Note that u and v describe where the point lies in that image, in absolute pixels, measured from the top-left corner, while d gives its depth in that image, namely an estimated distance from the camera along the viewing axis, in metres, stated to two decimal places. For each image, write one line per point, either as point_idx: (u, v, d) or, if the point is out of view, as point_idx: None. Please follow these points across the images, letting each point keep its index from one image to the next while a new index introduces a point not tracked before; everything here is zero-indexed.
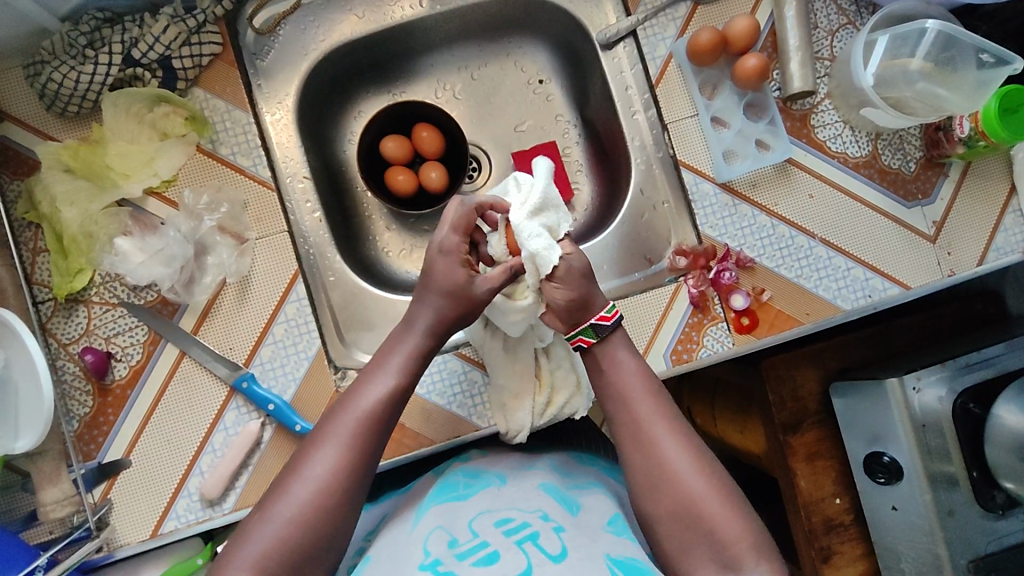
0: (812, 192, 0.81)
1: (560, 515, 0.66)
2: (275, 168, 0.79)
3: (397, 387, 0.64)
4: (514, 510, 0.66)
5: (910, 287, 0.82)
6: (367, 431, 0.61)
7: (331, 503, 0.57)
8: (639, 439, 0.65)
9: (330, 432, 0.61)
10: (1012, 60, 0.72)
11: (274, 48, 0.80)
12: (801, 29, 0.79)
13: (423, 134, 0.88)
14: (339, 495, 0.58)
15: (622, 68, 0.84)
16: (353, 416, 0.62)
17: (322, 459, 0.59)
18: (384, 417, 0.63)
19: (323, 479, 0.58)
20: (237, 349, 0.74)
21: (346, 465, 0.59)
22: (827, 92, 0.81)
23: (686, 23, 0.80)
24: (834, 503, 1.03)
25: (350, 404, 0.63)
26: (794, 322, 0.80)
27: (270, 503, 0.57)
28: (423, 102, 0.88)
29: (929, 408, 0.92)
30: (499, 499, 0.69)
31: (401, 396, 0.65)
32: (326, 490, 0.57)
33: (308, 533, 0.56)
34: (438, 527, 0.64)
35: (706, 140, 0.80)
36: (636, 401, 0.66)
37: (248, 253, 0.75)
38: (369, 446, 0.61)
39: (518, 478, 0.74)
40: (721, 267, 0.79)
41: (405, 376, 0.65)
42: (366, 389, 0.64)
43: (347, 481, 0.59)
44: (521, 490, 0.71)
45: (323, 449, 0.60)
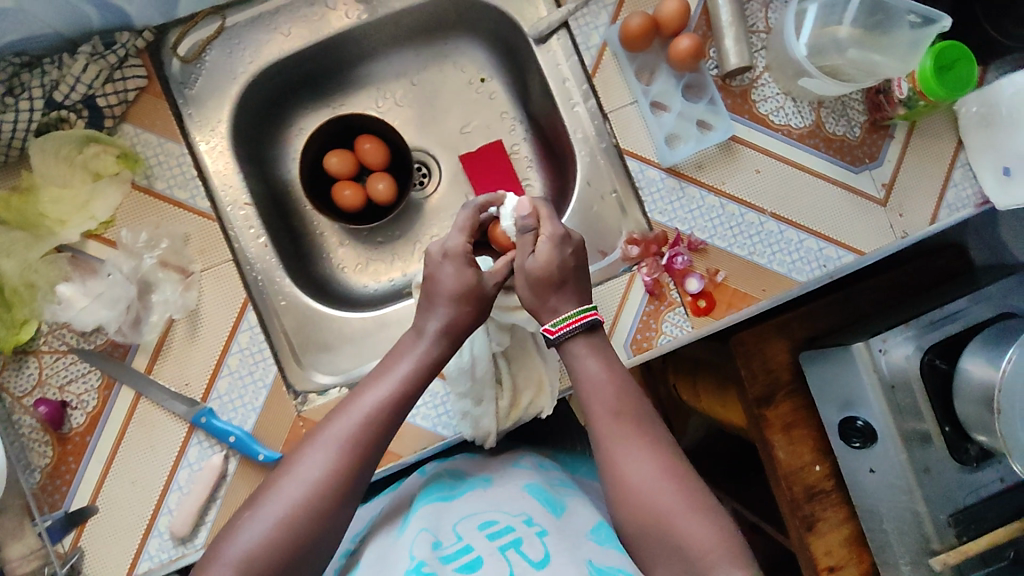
0: (759, 167, 0.80)
1: (545, 520, 0.67)
2: (215, 197, 0.77)
3: (403, 392, 0.65)
4: (498, 513, 0.67)
5: (864, 253, 0.81)
6: (369, 434, 0.62)
7: (322, 506, 0.58)
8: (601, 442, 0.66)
9: (328, 433, 0.62)
10: (939, 18, 0.72)
11: (201, 75, 0.78)
12: (732, 4, 0.78)
13: (366, 146, 0.86)
14: (331, 497, 0.59)
15: (558, 61, 0.82)
16: (352, 420, 0.62)
17: (316, 460, 0.60)
18: (384, 421, 0.63)
19: (317, 479, 0.59)
20: (194, 384, 0.74)
21: (343, 467, 0.60)
22: (765, 65, 0.81)
23: (618, 9, 0.79)
24: (814, 471, 1.04)
25: (352, 406, 0.63)
26: (751, 300, 0.80)
27: (262, 500, 0.59)
28: (362, 114, 0.87)
29: (898, 368, 0.93)
30: (486, 502, 0.70)
31: (406, 401, 0.65)
32: (317, 492, 0.58)
33: (294, 532, 0.57)
34: (424, 529, 0.65)
35: (647, 125, 0.79)
36: (599, 405, 0.68)
37: (194, 287, 0.74)
38: (368, 451, 0.62)
39: (505, 483, 0.75)
40: (673, 252, 0.79)
41: (410, 379, 0.66)
42: (370, 392, 0.64)
43: (339, 485, 0.59)
44: (508, 494, 0.72)
45: (319, 449, 0.60)
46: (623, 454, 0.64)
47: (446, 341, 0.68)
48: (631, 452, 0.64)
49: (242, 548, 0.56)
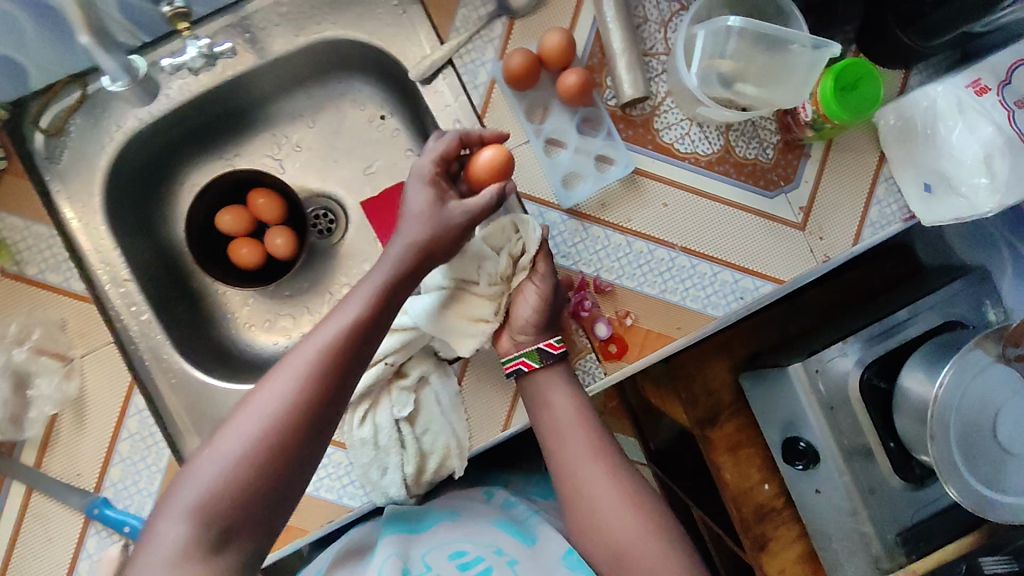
0: (666, 200, 0.76)
1: (513, 550, 0.76)
2: (93, 277, 0.74)
3: (367, 319, 0.62)
4: (468, 543, 0.76)
5: (783, 282, 0.77)
6: (331, 363, 0.59)
7: (281, 447, 0.56)
8: (571, 476, 0.73)
9: (287, 365, 0.59)
10: (826, 45, 0.64)
11: (67, 147, 0.74)
12: (624, 29, 0.73)
13: (259, 201, 0.82)
14: (287, 430, 0.57)
15: (446, 101, 0.76)
16: (313, 349, 0.60)
17: (274, 393, 0.58)
18: (348, 349, 0.60)
19: (274, 412, 0.57)
20: (84, 474, 0.71)
21: (302, 400, 0.58)
22: (667, 90, 0.76)
23: (505, 43, 0.75)
24: (764, 490, 1.01)
25: (312, 336, 0.61)
26: (665, 339, 0.76)
27: (221, 434, 0.57)
28: (251, 170, 0.83)
29: (836, 385, 0.89)
30: (455, 533, 0.78)
31: (372, 332, 0.63)
32: (273, 426, 0.56)
33: (252, 471, 0.55)
34: (395, 554, 0.73)
35: (543, 165, 0.75)
36: (568, 441, 0.74)
37: (76, 374, 0.71)
38: (332, 383, 0.59)
39: (475, 513, 0.83)
40: (580, 297, 0.75)
41: (374, 306, 0.63)
42: (331, 322, 0.62)
43: (296, 421, 0.57)
44: (478, 524, 0.80)
45: (274, 382, 0.58)
46: (592, 487, 0.72)
47: (415, 269, 0.66)
48: (599, 485, 0.72)
49: (196, 492, 0.54)
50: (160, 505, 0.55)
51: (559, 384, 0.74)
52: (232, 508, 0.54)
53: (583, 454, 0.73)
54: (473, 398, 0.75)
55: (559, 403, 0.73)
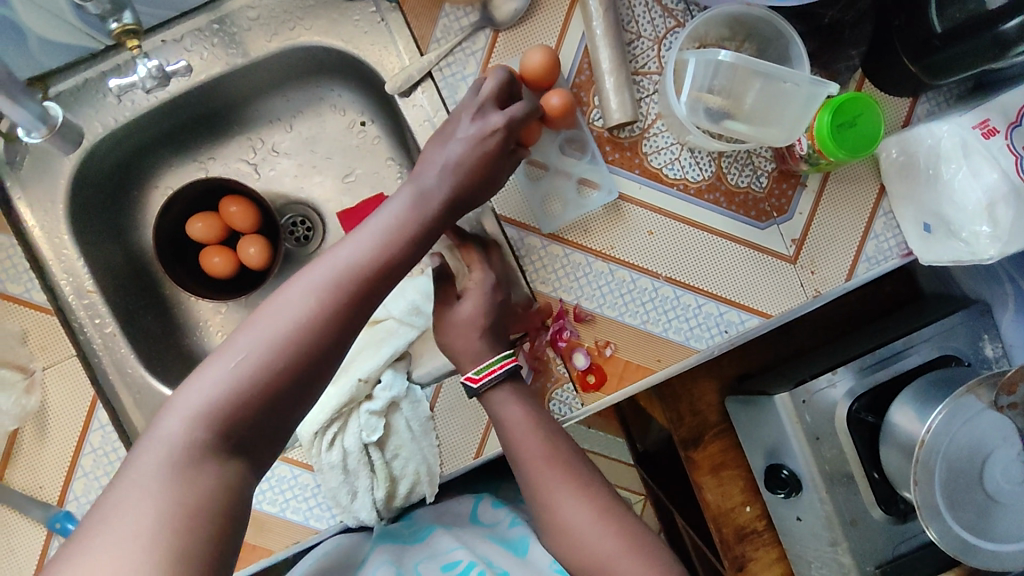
0: (652, 228, 0.72)
1: (505, 562, 0.76)
2: (57, 289, 0.72)
3: (405, 239, 0.58)
4: (463, 551, 0.78)
5: (770, 316, 0.74)
6: (366, 279, 0.54)
7: (302, 364, 0.51)
8: (541, 497, 0.68)
9: (307, 275, 0.54)
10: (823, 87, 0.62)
11: (27, 153, 0.71)
12: (613, 47, 0.68)
13: (231, 209, 0.80)
14: (310, 339, 0.52)
15: (427, 116, 0.73)
16: (338, 263, 0.54)
17: (295, 299, 0.52)
18: (376, 269, 0.55)
19: (297, 318, 0.52)
20: (47, 487, 0.70)
21: (330, 310, 0.53)
22: (659, 111, 0.72)
23: (487, 56, 0.71)
24: (745, 512, 0.99)
25: (334, 253, 0.55)
26: (644, 371, 0.74)
27: (236, 336, 0.52)
28: (221, 177, 0.79)
29: (823, 416, 0.87)
30: (448, 538, 0.80)
31: (408, 252, 0.58)
32: (294, 334, 0.51)
33: (268, 381, 0.50)
34: (387, 562, 0.76)
35: (523, 188, 0.72)
36: (533, 465, 0.68)
37: (38, 387, 0.70)
38: (366, 301, 0.55)
39: (465, 526, 0.84)
40: (558, 325, 0.73)
41: (402, 231, 0.58)
42: (355, 240, 0.56)
43: (321, 334, 0.52)
44: (469, 534, 0.82)
45: (295, 289, 0.53)
46: (566, 507, 0.67)
47: (439, 215, 0.61)
48: (573, 504, 0.67)
49: (204, 395, 0.49)
50: (166, 407, 0.50)
51: (530, 401, 0.70)
52: (243, 410, 0.50)
53: (553, 474, 0.68)
54: (445, 425, 0.73)
55: (517, 423, 0.68)
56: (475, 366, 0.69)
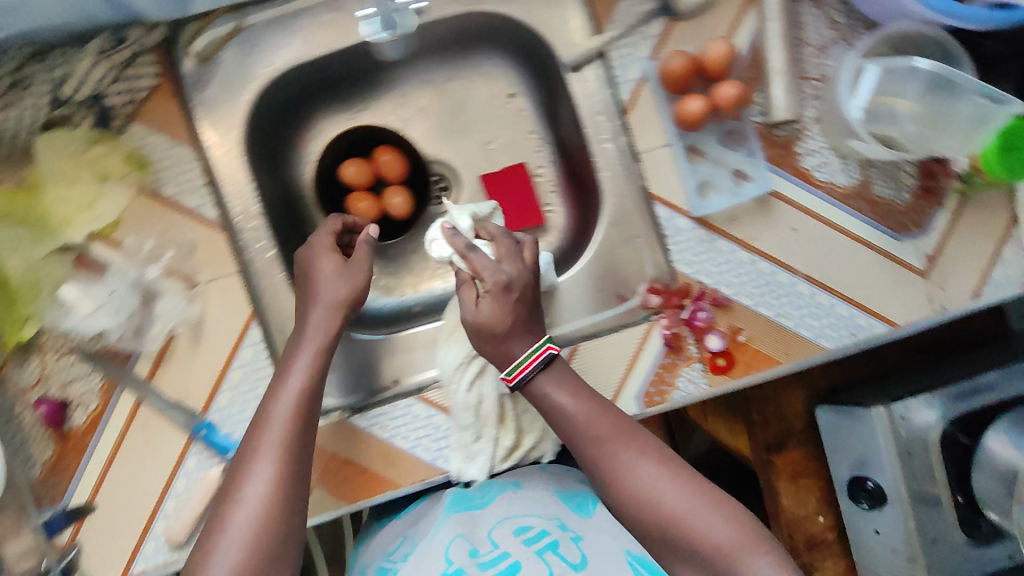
0: (795, 225, 0.76)
1: (573, 521, 0.73)
2: (224, 208, 0.74)
3: (295, 419, 0.65)
4: (532, 516, 0.72)
5: (897, 324, 0.77)
6: (289, 443, 0.64)
7: (262, 538, 0.60)
8: (604, 462, 0.68)
9: (261, 450, 0.63)
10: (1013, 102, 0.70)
11: (215, 76, 0.74)
12: (785, 50, 0.72)
13: (384, 158, 0.84)
14: (275, 542, 0.60)
15: (592, 91, 0.76)
16: (277, 430, 0.64)
17: (258, 477, 0.62)
18: (299, 431, 0.65)
19: (265, 493, 0.61)
20: (194, 395, 0.73)
21: (280, 488, 0.62)
22: (815, 116, 0.75)
23: (661, 41, 0.73)
24: (818, 522, 1.03)
25: (270, 414, 0.65)
26: (772, 362, 0.77)
27: (221, 522, 0.61)
28: (378, 127, 0.85)
29: (917, 434, 0.89)
30: (516, 503, 0.74)
31: (305, 423, 0.66)
32: (258, 542, 0.60)
33: (246, 562, 0.59)
34: (458, 537, 0.70)
35: (679, 170, 0.74)
36: (591, 431, 0.69)
37: (199, 299, 0.73)
38: (296, 452, 0.64)
39: (538, 479, 0.79)
40: (696, 306, 0.76)
41: (310, 386, 0.67)
42: (280, 393, 0.66)
43: (284, 499, 0.62)
44: (540, 493, 0.76)
45: (255, 470, 0.62)
46: (632, 468, 0.67)
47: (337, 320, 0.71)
48: (638, 464, 0.68)
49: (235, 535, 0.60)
50: (196, 568, 0.59)
51: (571, 380, 0.71)
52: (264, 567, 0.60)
53: (613, 439, 0.69)
54: None
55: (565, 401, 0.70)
56: (507, 366, 0.71)
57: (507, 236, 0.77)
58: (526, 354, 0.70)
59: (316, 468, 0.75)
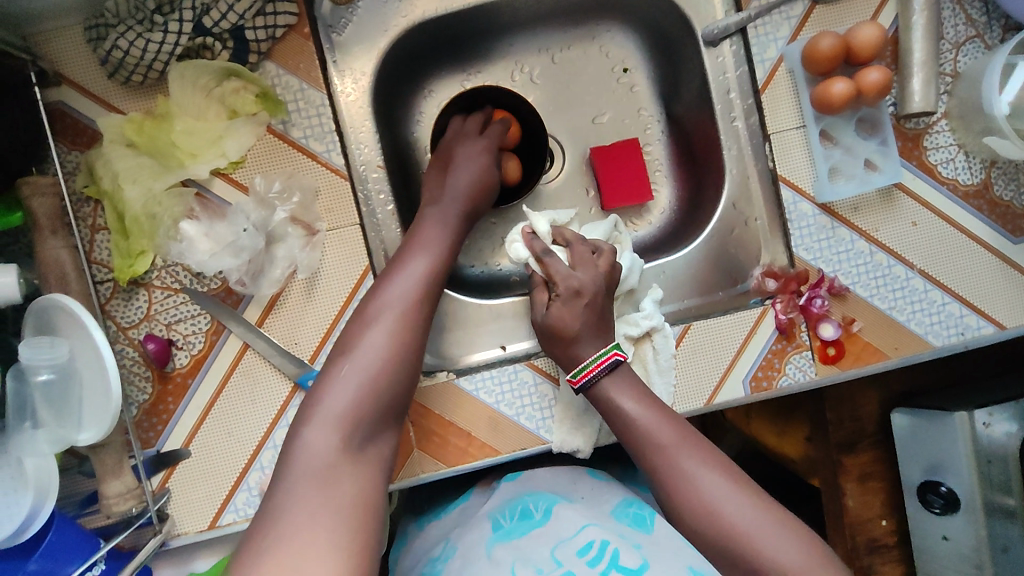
0: (916, 220, 0.75)
1: (635, 536, 0.66)
2: (349, 155, 0.75)
3: (419, 288, 0.66)
4: (594, 530, 0.66)
5: (1005, 327, 0.77)
6: (411, 309, 0.65)
7: (376, 390, 0.61)
8: (666, 470, 0.63)
9: (378, 312, 0.64)
10: None
11: (351, 21, 0.74)
12: (929, 41, 0.71)
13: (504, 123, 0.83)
14: (383, 400, 0.61)
15: (726, 68, 0.77)
16: (397, 297, 0.65)
17: (374, 336, 0.63)
18: (419, 306, 0.66)
19: (378, 351, 0.62)
20: (302, 344, 0.71)
21: (397, 346, 0.63)
22: (945, 110, 0.75)
23: (801, 24, 0.73)
24: (880, 525, 1.03)
25: (390, 284, 0.66)
26: (881, 356, 0.76)
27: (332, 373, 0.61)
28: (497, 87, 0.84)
29: (998, 442, 0.89)
30: (574, 515, 0.68)
31: (427, 293, 0.67)
32: (371, 393, 0.60)
33: (356, 409, 0.59)
34: (517, 560, 0.63)
35: (811, 153, 0.74)
36: (653, 438, 0.64)
37: (318, 246, 0.71)
38: (415, 318, 0.65)
39: (584, 495, 0.73)
40: (813, 293, 0.75)
41: (434, 271, 0.68)
42: (403, 269, 0.67)
43: (400, 357, 0.63)
44: (594, 510, 0.70)
45: (372, 329, 0.63)
46: (695, 479, 0.61)
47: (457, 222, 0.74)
48: (702, 475, 0.61)
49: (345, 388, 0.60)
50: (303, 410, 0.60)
51: (638, 387, 0.68)
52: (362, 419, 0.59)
53: (677, 446, 0.63)
54: (684, 368, 0.75)
55: (631, 405, 0.66)
56: (572, 368, 0.69)
57: (583, 243, 0.76)
58: (592, 358, 0.68)
59: (416, 432, 0.73)
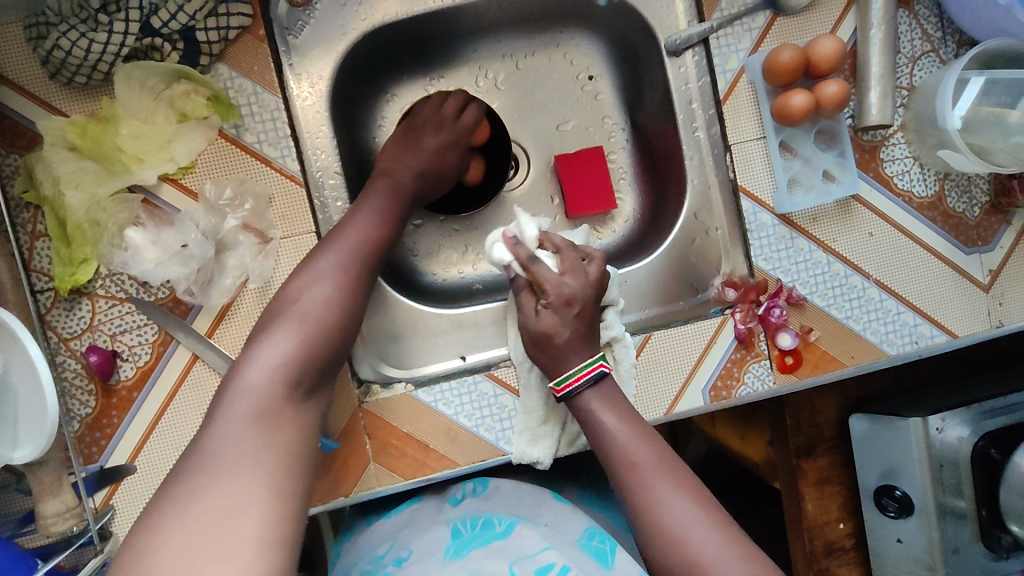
0: (873, 230, 0.76)
1: (593, 571, 0.69)
2: (305, 160, 0.73)
3: (361, 246, 0.67)
4: (552, 557, 0.70)
5: (957, 335, 0.78)
6: (352, 264, 0.66)
7: (311, 342, 0.60)
8: (639, 491, 0.62)
9: (292, 308, 0.61)
10: None
11: (308, 23, 0.73)
12: (885, 55, 0.72)
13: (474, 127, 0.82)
14: (318, 352, 0.61)
15: (688, 79, 0.77)
16: (313, 293, 0.62)
17: (286, 333, 0.60)
18: (336, 300, 0.63)
19: (293, 346, 0.59)
20: None
21: (339, 297, 0.63)
22: (900, 123, 0.76)
23: (762, 36, 0.73)
24: (837, 528, 1.04)
25: (306, 280, 0.63)
26: (837, 364, 0.77)
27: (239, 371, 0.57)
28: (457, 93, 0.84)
29: (949, 446, 0.91)
30: (535, 538, 0.71)
31: (369, 254, 0.68)
32: (305, 343, 0.60)
33: (291, 360, 0.58)
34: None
35: (771, 164, 0.75)
36: (631, 461, 0.64)
37: (272, 254, 0.69)
38: (355, 276, 0.66)
39: (547, 513, 0.75)
40: (771, 303, 0.75)
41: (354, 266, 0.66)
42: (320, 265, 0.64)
43: (332, 320, 0.62)
44: (555, 533, 0.73)
45: (315, 279, 0.63)
46: (666, 505, 0.61)
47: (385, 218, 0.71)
48: (674, 501, 0.61)
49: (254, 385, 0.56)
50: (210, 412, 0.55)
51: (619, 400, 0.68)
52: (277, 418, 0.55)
53: (654, 469, 0.63)
54: (645, 378, 0.75)
55: (614, 424, 0.66)
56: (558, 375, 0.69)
57: (573, 250, 0.75)
58: (579, 367, 0.68)
59: (373, 444, 0.71)
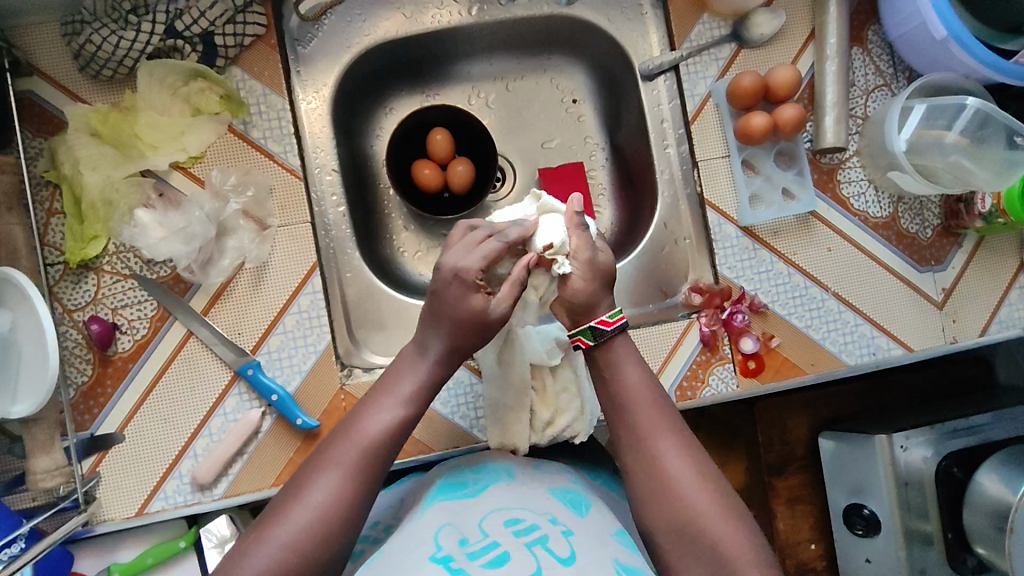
0: (831, 246, 0.81)
1: (567, 517, 0.62)
2: (305, 157, 0.81)
3: (378, 442, 0.60)
4: (523, 509, 0.62)
5: (913, 349, 0.82)
6: (377, 455, 0.60)
7: (306, 549, 0.55)
8: (640, 446, 0.62)
9: (334, 458, 0.59)
10: None
11: (317, 36, 0.82)
12: (839, 85, 0.79)
13: (438, 137, 0.87)
14: (317, 557, 0.55)
15: (660, 101, 0.85)
16: (361, 440, 0.60)
17: (323, 487, 0.57)
18: (384, 450, 0.60)
19: (325, 506, 0.56)
20: (246, 334, 0.73)
21: (341, 507, 0.57)
22: (856, 149, 0.82)
23: (728, 64, 0.81)
24: (809, 548, 1.06)
25: (356, 426, 0.61)
26: (798, 371, 0.81)
27: (268, 523, 0.56)
28: (429, 108, 0.88)
29: (913, 467, 0.92)
30: (508, 495, 0.64)
31: (388, 447, 0.61)
32: (299, 549, 0.54)
33: (295, 555, 0.54)
34: (447, 523, 0.61)
35: (735, 180, 0.81)
36: (639, 429, 0.64)
37: (269, 240, 0.75)
38: (380, 465, 0.60)
39: (530, 476, 0.70)
40: (734, 309, 0.80)
41: (407, 416, 0.63)
42: (371, 414, 0.62)
43: (375, 471, 0.60)
44: (531, 489, 0.67)
45: (324, 478, 0.58)
46: (665, 456, 0.61)
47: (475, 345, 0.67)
48: (672, 456, 0.61)
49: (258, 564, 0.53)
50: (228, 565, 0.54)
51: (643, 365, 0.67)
52: None
53: (655, 424, 0.63)
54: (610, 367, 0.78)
55: (629, 370, 0.66)
56: (607, 311, 0.66)
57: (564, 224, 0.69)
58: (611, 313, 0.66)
59: None
